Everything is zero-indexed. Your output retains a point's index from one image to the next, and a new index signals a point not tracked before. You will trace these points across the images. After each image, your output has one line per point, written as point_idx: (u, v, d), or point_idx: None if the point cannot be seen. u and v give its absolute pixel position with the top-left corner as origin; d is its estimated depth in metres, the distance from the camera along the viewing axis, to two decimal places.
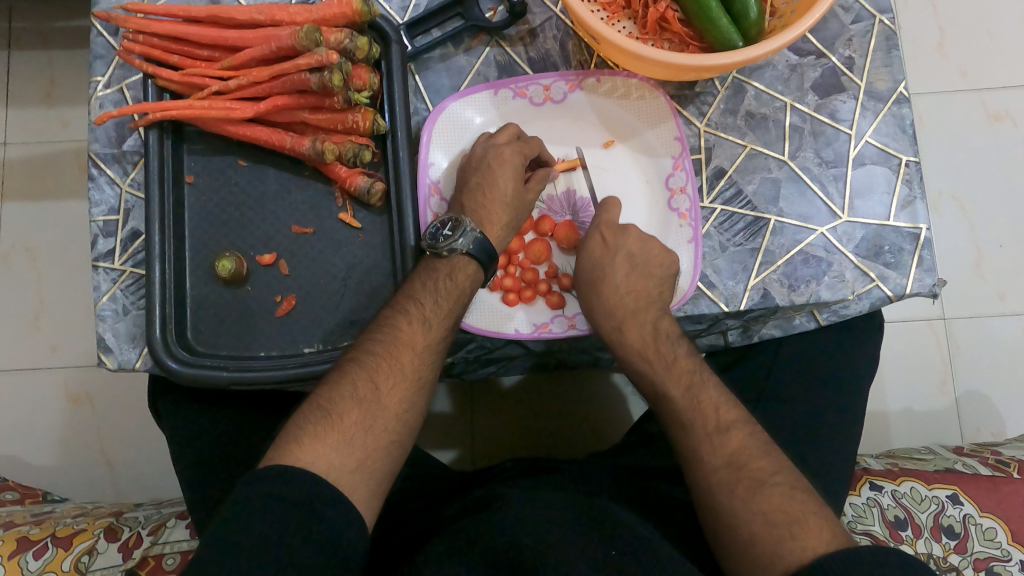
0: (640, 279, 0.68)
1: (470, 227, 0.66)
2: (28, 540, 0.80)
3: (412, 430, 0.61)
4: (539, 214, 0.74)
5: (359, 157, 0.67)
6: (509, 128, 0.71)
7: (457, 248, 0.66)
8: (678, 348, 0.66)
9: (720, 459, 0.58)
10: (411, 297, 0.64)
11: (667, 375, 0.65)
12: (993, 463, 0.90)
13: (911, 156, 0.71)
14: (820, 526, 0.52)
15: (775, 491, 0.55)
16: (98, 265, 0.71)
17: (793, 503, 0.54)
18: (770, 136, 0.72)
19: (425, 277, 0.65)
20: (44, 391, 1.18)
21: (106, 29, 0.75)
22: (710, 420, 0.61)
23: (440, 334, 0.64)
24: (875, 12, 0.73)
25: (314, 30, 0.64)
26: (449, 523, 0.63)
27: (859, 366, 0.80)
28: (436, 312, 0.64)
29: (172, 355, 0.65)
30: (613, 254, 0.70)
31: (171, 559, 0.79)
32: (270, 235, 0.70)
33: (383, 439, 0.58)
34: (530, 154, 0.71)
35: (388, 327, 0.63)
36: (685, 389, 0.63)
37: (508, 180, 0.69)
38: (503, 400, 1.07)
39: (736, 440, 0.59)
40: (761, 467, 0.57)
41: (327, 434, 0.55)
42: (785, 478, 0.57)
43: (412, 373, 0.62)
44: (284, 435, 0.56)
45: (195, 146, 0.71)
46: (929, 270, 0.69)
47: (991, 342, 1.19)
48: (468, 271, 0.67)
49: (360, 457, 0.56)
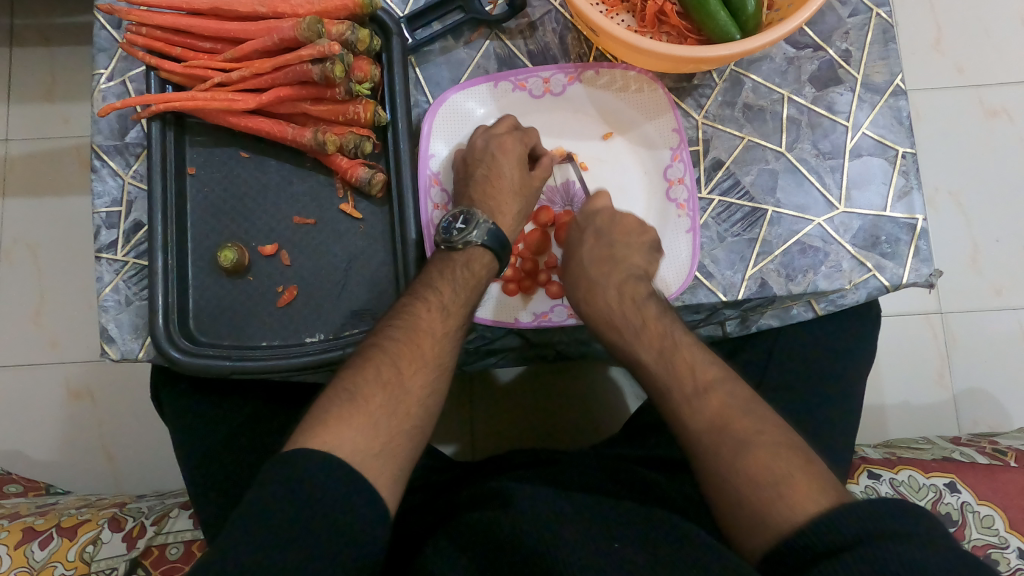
0: (604, 248, 0.70)
1: (483, 219, 0.67)
2: (33, 530, 0.81)
3: (432, 416, 0.61)
4: (540, 205, 0.75)
5: (360, 148, 0.68)
6: (506, 119, 0.72)
7: (472, 241, 0.67)
8: (645, 310, 0.67)
9: (701, 423, 0.59)
10: (429, 285, 0.65)
11: (639, 342, 0.65)
12: (990, 452, 0.91)
13: (908, 148, 0.72)
14: (807, 483, 0.53)
15: (761, 450, 0.56)
16: (100, 256, 0.71)
17: (778, 461, 0.55)
18: (768, 127, 0.73)
19: (442, 267, 0.66)
20: (45, 386, 1.18)
21: (109, 22, 0.75)
22: (688, 382, 0.62)
23: (458, 322, 0.65)
24: (872, 6, 0.74)
25: (316, 22, 0.65)
26: (460, 512, 0.64)
27: (856, 356, 0.80)
28: (455, 300, 0.65)
29: (174, 345, 0.65)
30: (585, 232, 0.71)
31: (176, 548, 0.81)
32: (272, 226, 0.71)
33: (407, 423, 0.58)
34: (530, 144, 0.72)
35: (408, 314, 0.63)
36: (658, 354, 0.64)
37: (513, 171, 0.70)
38: (505, 392, 1.07)
39: (715, 401, 0.60)
40: (745, 426, 0.58)
41: (354, 416, 0.56)
42: (772, 434, 0.57)
43: (434, 359, 0.62)
44: (307, 422, 0.56)
45: (196, 138, 0.72)
46: (925, 260, 0.69)
47: (988, 335, 1.20)
48: (483, 261, 0.68)
49: (384, 442, 0.56)
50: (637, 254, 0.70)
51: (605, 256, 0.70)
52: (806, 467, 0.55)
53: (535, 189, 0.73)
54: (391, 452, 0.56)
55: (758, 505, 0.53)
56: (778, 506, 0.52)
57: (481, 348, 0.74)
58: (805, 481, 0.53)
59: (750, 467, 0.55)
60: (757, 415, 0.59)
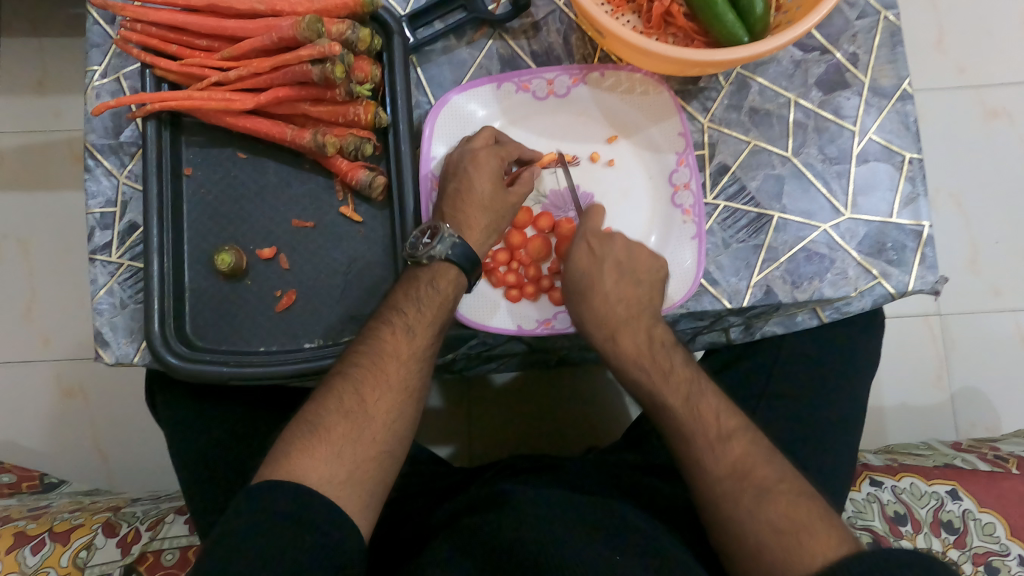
0: (629, 286, 0.67)
1: (448, 233, 0.65)
2: (25, 535, 0.79)
3: (403, 438, 0.61)
4: (522, 207, 0.72)
5: (360, 150, 0.66)
6: (484, 132, 0.69)
7: (436, 255, 0.65)
8: (672, 355, 0.66)
9: (723, 470, 0.59)
10: (393, 307, 0.64)
11: (663, 384, 0.65)
12: (992, 459, 0.90)
13: (915, 154, 0.71)
14: (827, 533, 0.54)
15: (781, 500, 0.57)
16: (94, 258, 0.70)
17: (797, 511, 0.56)
18: (774, 132, 0.72)
19: (407, 286, 0.65)
20: (36, 382, 1.17)
21: (103, 17, 0.73)
22: (711, 429, 0.61)
23: (424, 341, 0.64)
24: (881, 8, 0.73)
25: (315, 21, 0.63)
26: (440, 529, 0.63)
27: (859, 362, 0.80)
28: (419, 319, 0.64)
29: (171, 350, 0.64)
30: (599, 261, 0.67)
31: (170, 554, 0.80)
32: (270, 228, 0.69)
33: (373, 449, 0.58)
34: (506, 158, 0.69)
35: (372, 338, 0.63)
36: (684, 399, 0.64)
37: (487, 186, 0.68)
38: (503, 393, 1.07)
39: (737, 449, 0.60)
40: (764, 475, 0.59)
41: (316, 450, 0.56)
42: (790, 485, 0.58)
43: (399, 382, 0.62)
44: (275, 454, 0.57)
45: (193, 138, 0.70)
46: (931, 268, 0.69)
47: (987, 338, 1.20)
48: (447, 276, 0.65)
49: (350, 470, 0.56)
50: (660, 297, 0.67)
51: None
52: (824, 518, 0.56)
53: (512, 206, 0.70)
54: (358, 481, 0.56)
55: (780, 549, 0.54)
56: (797, 552, 0.53)
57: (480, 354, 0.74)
58: (826, 531, 0.54)
59: (774, 517, 0.56)
60: (777, 465, 0.60)
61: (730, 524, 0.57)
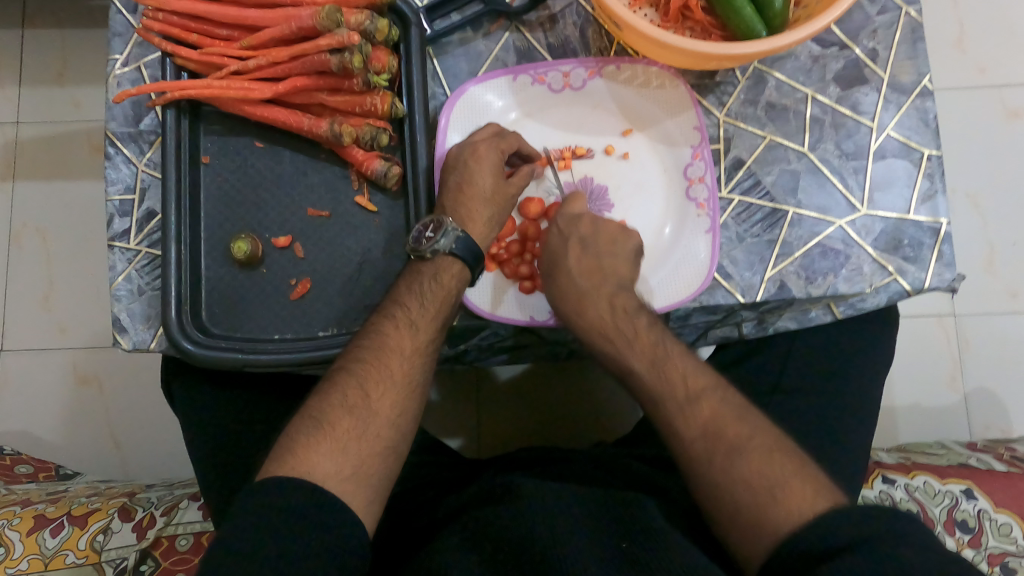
0: (593, 260, 0.68)
1: (452, 227, 0.65)
2: (45, 518, 0.81)
3: (406, 434, 0.62)
4: (529, 198, 0.73)
5: (377, 140, 0.67)
6: (488, 126, 0.70)
7: (440, 249, 0.65)
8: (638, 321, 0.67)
9: (695, 430, 0.59)
10: (397, 302, 0.65)
11: (639, 358, 0.64)
12: (1007, 460, 0.90)
13: (934, 151, 0.70)
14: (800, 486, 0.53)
15: (753, 453, 0.56)
16: (113, 245, 0.71)
17: (771, 466, 0.55)
18: (791, 127, 0.71)
19: (410, 281, 0.66)
20: (53, 371, 1.19)
21: (125, 6, 0.74)
22: (687, 397, 0.61)
23: (428, 336, 0.64)
24: (902, 4, 0.72)
25: (335, 11, 0.64)
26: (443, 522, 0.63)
27: (873, 360, 0.79)
28: (422, 314, 0.64)
29: (187, 336, 0.65)
30: (598, 251, 0.68)
31: (185, 540, 0.82)
32: (286, 218, 0.70)
33: (378, 444, 0.59)
34: (509, 149, 0.69)
35: (375, 333, 0.63)
36: (650, 364, 0.64)
37: (488, 179, 0.68)
38: (512, 385, 1.07)
39: (707, 408, 0.60)
40: (737, 431, 0.58)
41: (321, 443, 0.56)
42: (763, 439, 0.57)
43: (401, 377, 0.62)
44: (280, 449, 0.57)
45: (211, 127, 0.71)
46: (948, 265, 0.68)
47: (1003, 339, 1.18)
48: (453, 270, 0.66)
49: (356, 465, 0.57)
50: (625, 266, 0.69)
51: (594, 268, 0.69)
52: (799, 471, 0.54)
53: (512, 196, 0.70)
54: (364, 475, 0.57)
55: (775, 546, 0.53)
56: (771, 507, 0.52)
57: (493, 345, 0.73)
58: (798, 483, 0.53)
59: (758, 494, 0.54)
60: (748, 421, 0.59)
61: (710, 497, 0.56)
